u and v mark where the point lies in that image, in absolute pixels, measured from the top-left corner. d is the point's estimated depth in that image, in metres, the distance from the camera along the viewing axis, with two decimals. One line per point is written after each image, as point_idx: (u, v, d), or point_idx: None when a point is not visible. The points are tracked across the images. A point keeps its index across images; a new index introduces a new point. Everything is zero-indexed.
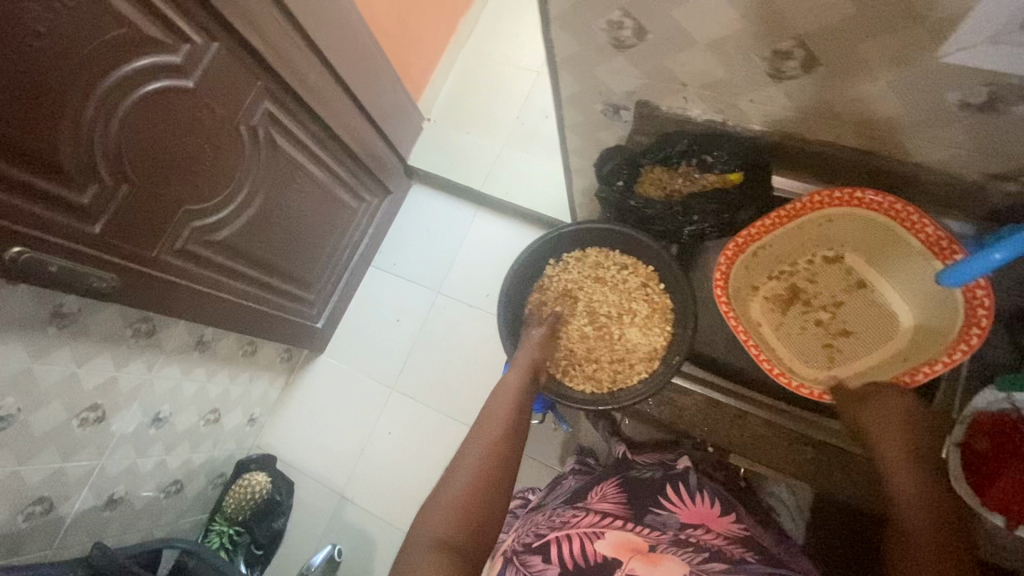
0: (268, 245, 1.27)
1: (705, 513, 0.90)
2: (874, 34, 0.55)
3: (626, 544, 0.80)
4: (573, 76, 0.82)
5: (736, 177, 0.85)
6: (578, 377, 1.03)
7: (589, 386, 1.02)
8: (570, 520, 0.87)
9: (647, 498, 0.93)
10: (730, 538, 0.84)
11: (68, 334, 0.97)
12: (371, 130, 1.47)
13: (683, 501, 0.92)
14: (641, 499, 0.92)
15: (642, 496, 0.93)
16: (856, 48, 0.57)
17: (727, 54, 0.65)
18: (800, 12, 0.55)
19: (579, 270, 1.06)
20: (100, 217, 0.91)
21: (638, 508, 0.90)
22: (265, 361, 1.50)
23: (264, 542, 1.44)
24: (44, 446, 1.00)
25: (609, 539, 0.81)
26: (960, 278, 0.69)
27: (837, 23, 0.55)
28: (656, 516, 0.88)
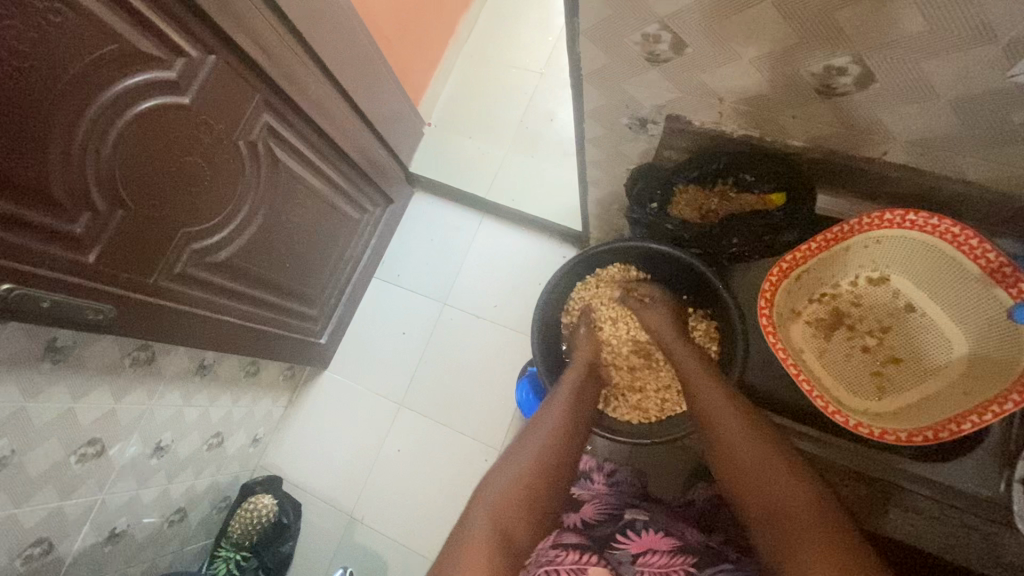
0: (270, 262, 1.22)
1: (654, 542, 0.81)
2: (940, 54, 0.55)
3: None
4: (599, 89, 0.79)
5: (777, 199, 0.88)
6: (624, 407, 1.09)
7: (635, 416, 1.08)
8: (552, 558, 0.75)
9: (604, 537, 0.84)
10: (675, 556, 0.79)
11: (63, 368, 0.92)
12: (373, 139, 1.41)
13: (637, 533, 0.84)
14: (599, 537, 0.83)
15: (597, 535, 0.84)
16: (916, 65, 0.57)
17: (773, 61, 0.64)
18: (858, 26, 0.55)
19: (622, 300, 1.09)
20: (94, 245, 0.85)
21: (596, 542, 0.82)
22: (269, 381, 1.45)
23: (273, 566, 1.38)
24: (41, 486, 0.94)
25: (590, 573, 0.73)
26: None
27: (901, 40, 0.55)
28: (616, 553, 0.80)
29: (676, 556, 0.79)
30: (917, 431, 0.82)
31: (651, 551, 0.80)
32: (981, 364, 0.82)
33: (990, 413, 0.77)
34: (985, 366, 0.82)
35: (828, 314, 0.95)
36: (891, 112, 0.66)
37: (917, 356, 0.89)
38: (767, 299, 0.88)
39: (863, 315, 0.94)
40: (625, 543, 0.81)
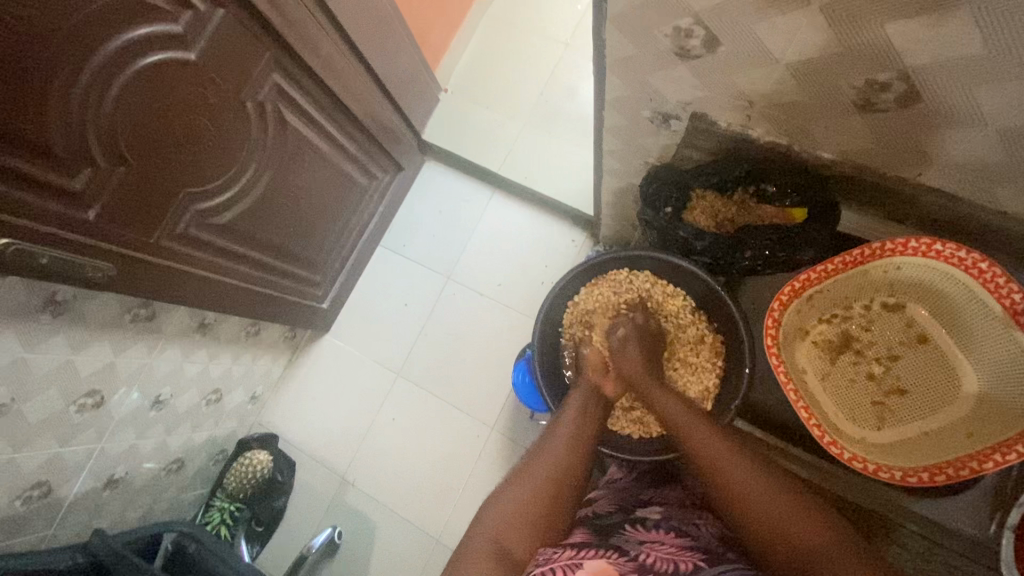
0: (273, 225, 1.20)
1: (663, 538, 0.76)
2: (990, 79, 0.54)
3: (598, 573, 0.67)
4: (622, 78, 0.75)
5: (799, 214, 0.87)
6: (625, 421, 1.10)
7: (637, 431, 1.09)
8: (549, 556, 0.72)
9: (610, 531, 0.79)
10: (684, 550, 0.72)
11: (63, 322, 0.93)
12: (385, 104, 1.37)
13: (648, 528, 0.79)
14: (607, 532, 0.79)
15: (603, 531, 0.80)
16: (970, 89, 0.56)
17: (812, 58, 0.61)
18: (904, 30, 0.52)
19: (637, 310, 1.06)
20: (94, 202, 0.84)
21: (603, 536, 0.78)
22: (269, 341, 1.46)
23: (265, 519, 1.45)
24: (40, 433, 0.96)
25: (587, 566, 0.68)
26: None
27: (956, 57, 0.53)
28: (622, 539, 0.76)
29: (686, 549, 0.72)
30: (911, 472, 0.86)
31: (659, 542, 0.75)
32: (990, 406, 0.84)
33: (991, 462, 0.80)
34: (991, 410, 0.84)
35: (838, 336, 0.96)
36: (927, 129, 0.64)
37: (921, 389, 0.91)
38: (774, 319, 0.90)
39: (872, 341, 0.95)
40: (634, 536, 0.77)
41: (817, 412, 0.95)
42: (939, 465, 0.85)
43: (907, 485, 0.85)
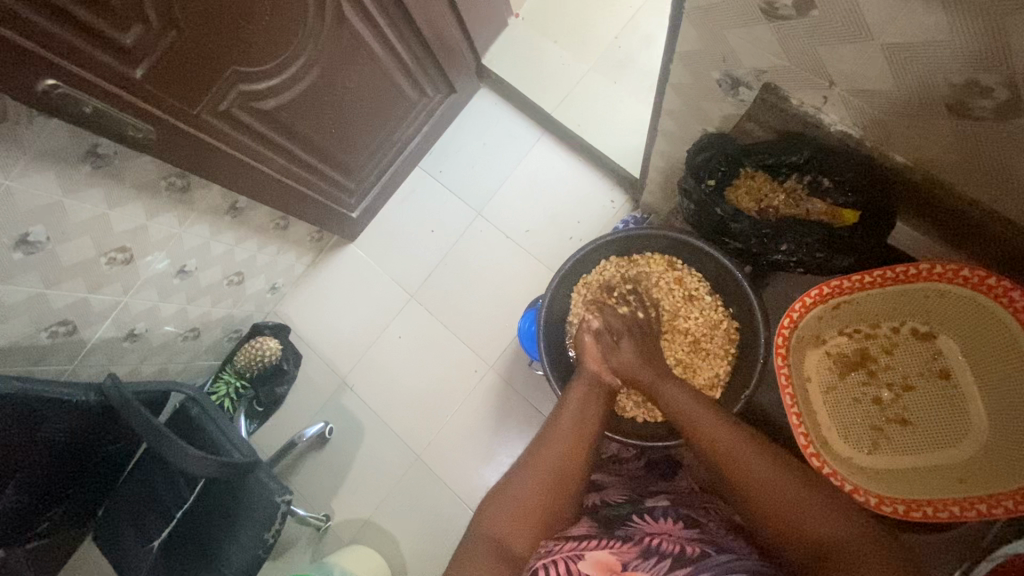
0: (315, 122, 1.19)
1: (670, 528, 0.77)
2: None
3: (601, 562, 0.70)
4: (699, 29, 0.69)
5: (850, 216, 0.84)
6: (631, 405, 1.08)
7: (642, 415, 1.07)
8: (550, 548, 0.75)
9: (614, 521, 0.81)
10: (692, 541, 0.73)
11: (102, 174, 0.97)
12: (449, 18, 1.30)
13: (652, 519, 0.80)
14: (608, 523, 0.81)
15: (607, 521, 0.81)
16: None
17: (923, 32, 0.55)
18: None
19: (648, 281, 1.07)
20: (142, 61, 0.84)
21: (604, 525, 0.80)
22: (296, 238, 1.49)
23: (266, 401, 1.53)
24: (71, 276, 1.03)
25: (589, 558, 0.71)
26: None
27: None
28: (625, 531, 0.78)
29: (688, 539, 0.74)
30: (914, 506, 0.85)
31: (664, 533, 0.76)
32: (992, 455, 0.84)
33: (1000, 508, 0.79)
34: (988, 460, 0.84)
35: (855, 353, 0.94)
36: (1014, 149, 0.61)
37: (924, 422, 0.90)
38: (792, 319, 0.88)
39: (890, 366, 0.93)
40: (639, 526, 0.79)
41: (810, 424, 0.92)
42: (944, 501, 0.84)
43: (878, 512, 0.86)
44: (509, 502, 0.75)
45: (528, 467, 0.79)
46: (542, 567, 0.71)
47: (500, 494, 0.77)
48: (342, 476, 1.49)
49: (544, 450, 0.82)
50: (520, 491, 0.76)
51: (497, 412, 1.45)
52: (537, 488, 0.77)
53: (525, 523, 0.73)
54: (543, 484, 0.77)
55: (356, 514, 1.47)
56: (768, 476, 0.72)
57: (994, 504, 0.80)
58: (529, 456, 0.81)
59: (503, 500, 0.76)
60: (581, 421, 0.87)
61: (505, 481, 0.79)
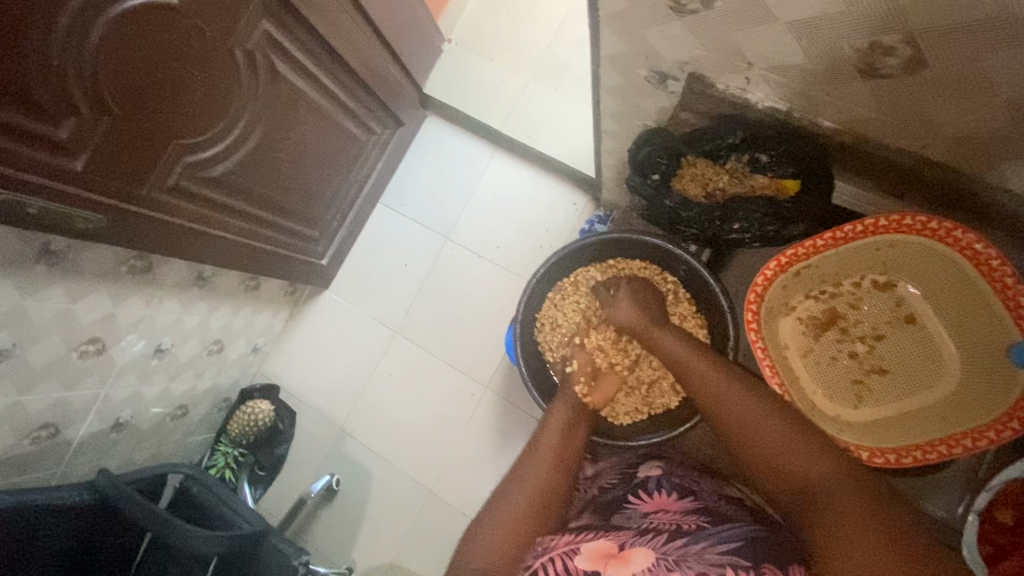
0: (268, 180, 1.18)
1: (666, 503, 0.77)
2: (992, 45, 0.53)
3: (598, 551, 0.68)
4: (618, 32, 0.71)
5: (793, 185, 0.81)
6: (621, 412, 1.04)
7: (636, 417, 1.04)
8: (547, 543, 0.72)
9: (613, 505, 0.80)
10: (690, 515, 0.73)
11: (60, 272, 0.96)
12: (384, 55, 1.32)
13: (649, 495, 0.80)
14: (608, 508, 0.79)
15: (605, 506, 0.80)
16: (973, 65, 0.56)
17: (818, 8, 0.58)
18: None
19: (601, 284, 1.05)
20: (82, 152, 0.84)
21: (604, 514, 0.78)
22: (269, 296, 1.48)
23: (268, 465, 1.50)
24: (45, 378, 1.02)
25: (585, 550, 0.68)
26: None
27: (955, 22, 0.53)
28: (626, 513, 0.77)
29: (689, 513, 0.73)
30: (907, 452, 0.83)
31: (662, 511, 0.76)
32: (967, 395, 0.81)
33: (985, 440, 0.77)
34: (966, 398, 0.81)
35: (824, 314, 0.90)
36: (928, 98, 0.63)
37: (902, 369, 0.86)
38: (757, 294, 0.85)
39: (858, 319, 0.89)
40: (637, 507, 0.78)
41: (795, 392, 0.89)
42: (933, 442, 0.81)
43: (873, 466, 0.83)
44: (494, 521, 0.71)
45: (514, 488, 0.75)
46: (542, 566, 0.68)
47: (484, 516, 0.72)
48: (357, 525, 1.47)
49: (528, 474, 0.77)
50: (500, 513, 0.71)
51: (499, 431, 1.45)
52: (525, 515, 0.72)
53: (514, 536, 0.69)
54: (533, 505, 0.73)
55: (378, 560, 1.44)
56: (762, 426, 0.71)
57: (993, 434, 0.77)
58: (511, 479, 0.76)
59: (489, 516, 0.72)
60: (561, 431, 0.85)
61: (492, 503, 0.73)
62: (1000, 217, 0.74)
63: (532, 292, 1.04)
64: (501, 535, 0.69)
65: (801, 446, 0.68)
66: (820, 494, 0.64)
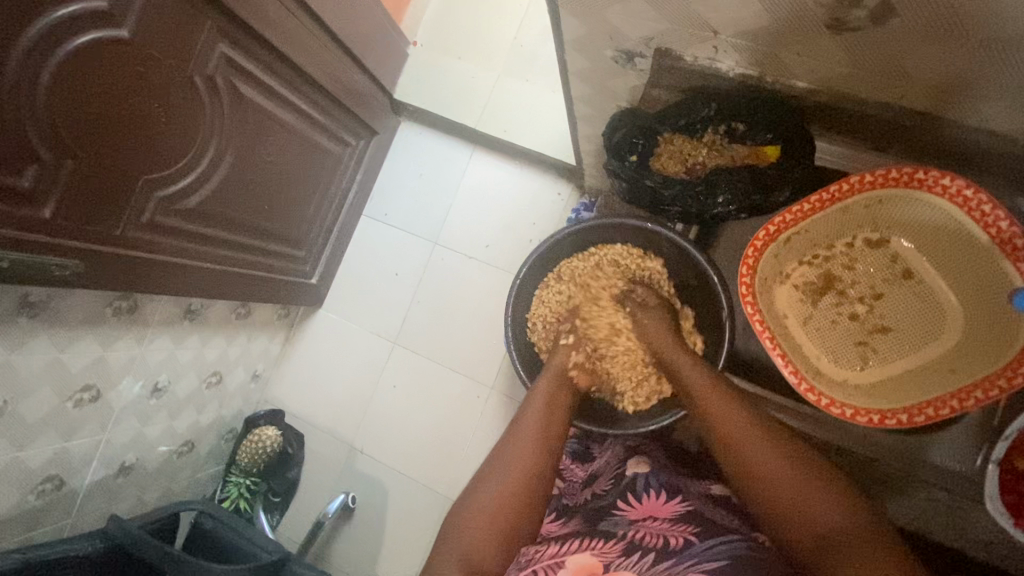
0: (246, 206, 1.17)
1: (655, 509, 0.78)
2: None
3: (583, 567, 0.69)
4: (578, 15, 0.70)
5: (773, 150, 0.79)
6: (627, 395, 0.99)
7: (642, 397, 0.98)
8: (531, 556, 0.74)
9: (602, 513, 0.82)
10: (677, 523, 0.74)
11: (42, 322, 0.95)
12: (349, 65, 1.29)
13: (638, 500, 0.82)
14: (596, 516, 0.81)
15: (594, 515, 0.82)
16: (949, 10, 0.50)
17: None
18: None
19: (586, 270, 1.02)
20: (48, 199, 0.82)
21: (591, 523, 0.79)
22: (262, 321, 1.47)
23: (281, 490, 1.49)
24: (41, 431, 1.00)
25: (570, 562, 0.70)
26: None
27: None
28: (612, 522, 0.78)
29: (677, 522, 0.74)
30: (917, 410, 0.77)
31: (651, 518, 0.77)
32: (974, 344, 0.77)
33: (996, 388, 0.72)
34: (972, 346, 0.77)
35: (819, 278, 0.87)
36: (900, 45, 0.56)
37: (905, 325, 0.83)
38: (748, 267, 0.82)
39: (855, 279, 0.86)
40: (625, 514, 0.79)
41: (797, 361, 0.85)
42: (942, 397, 0.76)
43: (884, 429, 0.79)
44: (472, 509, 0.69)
45: (477, 492, 0.71)
46: None
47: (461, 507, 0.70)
48: (378, 540, 1.46)
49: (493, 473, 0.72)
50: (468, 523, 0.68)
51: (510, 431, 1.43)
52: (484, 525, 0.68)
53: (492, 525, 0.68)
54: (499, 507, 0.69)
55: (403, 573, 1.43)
56: (774, 464, 0.69)
57: (991, 387, 0.72)
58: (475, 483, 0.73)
59: (469, 505, 0.70)
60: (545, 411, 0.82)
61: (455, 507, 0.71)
62: (994, 161, 0.67)
63: (520, 289, 1.02)
64: (479, 525, 0.67)
65: (814, 487, 0.66)
66: (836, 543, 0.61)
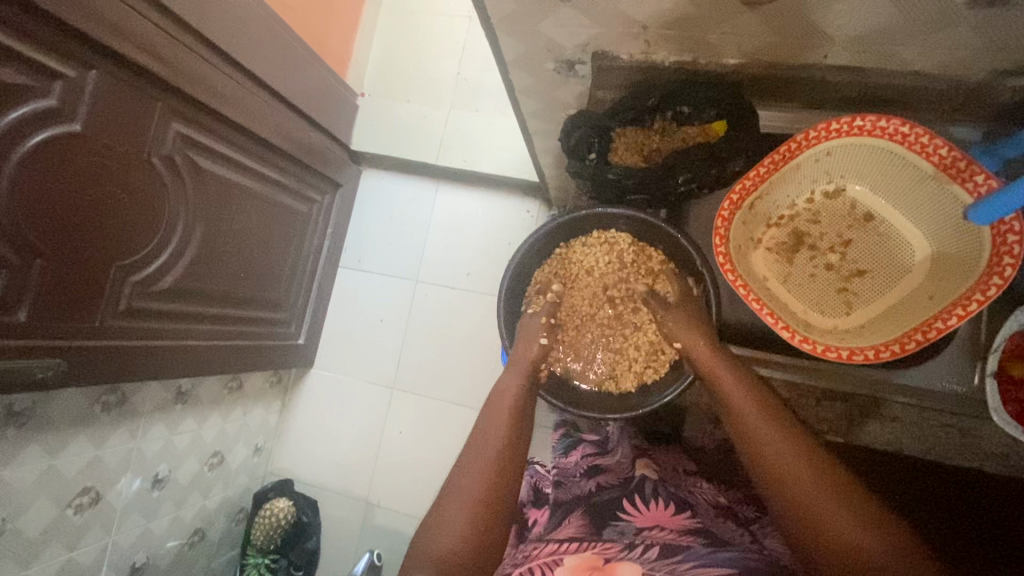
0: (223, 277, 1.16)
1: (661, 517, 0.73)
2: None
3: (580, 564, 0.63)
4: (514, 35, 0.74)
5: (720, 126, 0.81)
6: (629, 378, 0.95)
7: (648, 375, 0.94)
8: (530, 551, 0.68)
9: (604, 509, 0.77)
10: (685, 533, 0.68)
11: (30, 431, 0.93)
12: (303, 123, 1.31)
13: (645, 504, 0.76)
14: (600, 512, 0.76)
15: (599, 510, 0.77)
16: None
17: None
18: None
19: (562, 272, 0.98)
20: (21, 303, 0.81)
21: (593, 519, 0.74)
22: (255, 392, 1.44)
23: (303, 563, 1.41)
24: (43, 545, 0.98)
25: (567, 562, 0.64)
26: (993, 211, 0.69)
27: None
28: (618, 526, 0.72)
29: (682, 530, 0.69)
30: (906, 337, 0.78)
31: (655, 524, 0.71)
32: (945, 265, 0.81)
33: (975, 302, 0.74)
34: (945, 271, 0.81)
35: (789, 236, 0.89)
36: (811, 11, 0.60)
37: (879, 264, 0.86)
38: (721, 236, 0.83)
39: (823, 231, 0.88)
40: (630, 516, 0.74)
41: (787, 318, 0.87)
42: (928, 320, 0.78)
43: (881, 361, 0.79)
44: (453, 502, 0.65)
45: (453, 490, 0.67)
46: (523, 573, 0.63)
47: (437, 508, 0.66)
48: None
49: (477, 461, 0.69)
50: (454, 517, 0.63)
51: None
52: (463, 516, 0.64)
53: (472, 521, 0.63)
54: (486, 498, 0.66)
55: None
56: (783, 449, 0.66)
57: (961, 310, 0.75)
58: (459, 476, 0.69)
59: (446, 503, 0.66)
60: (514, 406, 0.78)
61: (440, 500, 0.67)
62: (924, 98, 0.72)
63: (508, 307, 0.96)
64: (458, 519, 0.63)
65: (816, 480, 0.62)
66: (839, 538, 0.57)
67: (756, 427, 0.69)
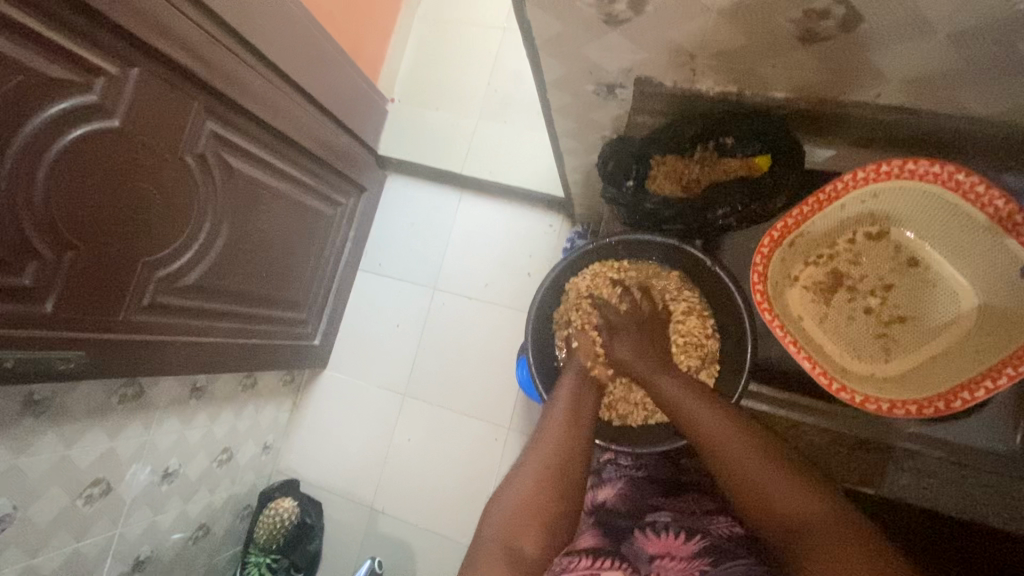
0: (245, 276, 1.17)
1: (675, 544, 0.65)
2: None
3: None
4: (556, 55, 0.74)
5: (763, 160, 0.79)
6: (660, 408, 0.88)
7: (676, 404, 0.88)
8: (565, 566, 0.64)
9: (621, 533, 0.69)
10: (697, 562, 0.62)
11: (48, 420, 0.94)
12: (333, 127, 1.32)
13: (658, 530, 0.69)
14: (615, 534, 0.69)
15: (615, 532, 0.70)
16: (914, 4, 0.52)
17: None
18: None
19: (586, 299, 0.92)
20: (48, 294, 0.82)
21: (610, 542, 0.68)
22: (268, 390, 1.44)
23: (304, 565, 1.40)
24: (52, 534, 0.98)
25: None
26: None
27: None
28: (633, 548, 0.66)
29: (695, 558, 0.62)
30: (960, 388, 0.76)
31: (670, 553, 0.64)
32: (994, 316, 0.77)
33: None
34: (994, 322, 0.77)
35: (828, 277, 0.87)
36: (867, 48, 0.58)
37: (922, 310, 0.83)
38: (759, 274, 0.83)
39: (863, 273, 0.86)
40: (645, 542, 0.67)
41: (823, 362, 0.85)
42: (978, 377, 0.75)
43: (926, 416, 0.78)
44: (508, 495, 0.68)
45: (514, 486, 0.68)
46: None
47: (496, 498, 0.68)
48: None
49: (524, 486, 0.68)
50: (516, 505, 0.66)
51: None
52: (522, 511, 0.65)
53: (528, 516, 0.65)
54: (526, 521, 0.64)
55: None
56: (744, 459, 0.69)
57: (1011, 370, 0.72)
58: (524, 467, 0.71)
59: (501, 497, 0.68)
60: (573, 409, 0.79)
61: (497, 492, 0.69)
62: (979, 142, 0.69)
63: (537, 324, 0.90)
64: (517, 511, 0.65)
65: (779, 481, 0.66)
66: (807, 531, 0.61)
67: (719, 436, 0.72)
